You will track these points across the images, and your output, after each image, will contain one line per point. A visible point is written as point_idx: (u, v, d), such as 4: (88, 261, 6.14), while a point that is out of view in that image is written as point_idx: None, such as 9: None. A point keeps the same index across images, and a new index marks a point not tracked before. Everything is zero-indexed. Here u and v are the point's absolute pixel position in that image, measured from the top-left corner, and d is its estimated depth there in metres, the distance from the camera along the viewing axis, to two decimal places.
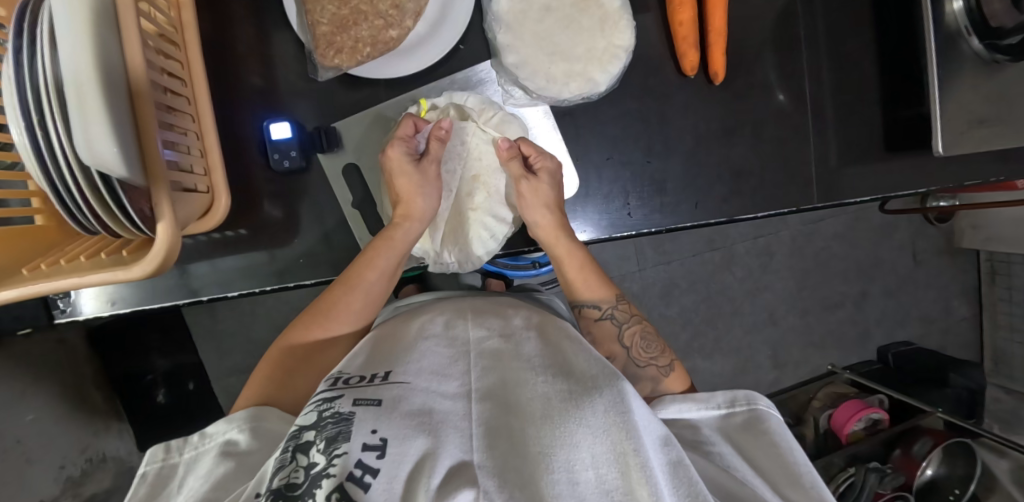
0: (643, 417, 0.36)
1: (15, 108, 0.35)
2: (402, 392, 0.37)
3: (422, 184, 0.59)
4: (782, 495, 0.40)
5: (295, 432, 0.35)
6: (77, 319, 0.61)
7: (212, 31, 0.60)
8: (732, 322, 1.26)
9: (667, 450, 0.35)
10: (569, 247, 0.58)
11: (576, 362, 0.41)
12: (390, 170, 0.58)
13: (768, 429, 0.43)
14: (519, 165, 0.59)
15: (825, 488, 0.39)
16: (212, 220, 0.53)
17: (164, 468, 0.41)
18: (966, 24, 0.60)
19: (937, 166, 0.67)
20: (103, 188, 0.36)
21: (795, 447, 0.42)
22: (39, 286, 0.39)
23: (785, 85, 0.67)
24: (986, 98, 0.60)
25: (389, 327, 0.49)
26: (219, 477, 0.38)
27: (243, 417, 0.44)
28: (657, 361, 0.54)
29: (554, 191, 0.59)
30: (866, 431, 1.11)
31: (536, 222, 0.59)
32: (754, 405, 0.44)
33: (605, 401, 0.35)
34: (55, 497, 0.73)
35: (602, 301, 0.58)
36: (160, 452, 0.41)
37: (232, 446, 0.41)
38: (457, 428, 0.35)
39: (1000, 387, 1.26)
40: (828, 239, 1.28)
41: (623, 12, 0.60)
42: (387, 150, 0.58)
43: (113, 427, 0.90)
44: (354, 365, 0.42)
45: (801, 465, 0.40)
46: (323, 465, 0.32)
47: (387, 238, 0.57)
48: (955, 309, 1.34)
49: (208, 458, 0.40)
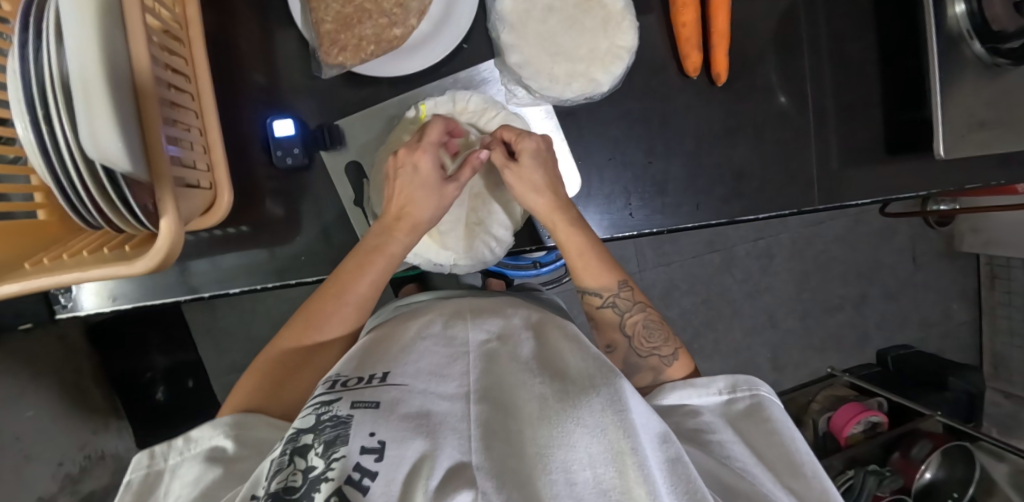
0: (640, 414, 0.36)
1: (21, 104, 0.35)
2: (400, 394, 0.37)
3: (434, 192, 0.57)
4: (787, 485, 0.40)
5: (294, 434, 0.35)
6: (78, 314, 0.61)
7: (216, 29, 0.60)
8: (732, 323, 1.26)
9: (665, 448, 0.35)
10: (569, 230, 0.57)
11: (573, 361, 0.40)
12: (404, 175, 0.56)
13: (769, 417, 0.43)
14: (503, 154, 0.58)
15: (827, 478, 0.40)
16: (215, 216, 0.53)
17: (150, 475, 0.40)
18: (969, 28, 0.60)
19: (937, 169, 0.67)
20: (107, 184, 0.36)
21: (795, 434, 0.43)
22: (40, 280, 0.39)
23: (787, 87, 0.67)
24: (987, 101, 0.60)
25: (387, 328, 0.49)
26: (208, 484, 0.38)
27: (228, 423, 0.43)
28: (660, 350, 0.53)
29: (541, 171, 0.57)
30: (865, 434, 1.11)
31: (532, 207, 0.58)
32: (755, 391, 0.45)
33: (601, 400, 0.35)
34: (53, 493, 0.73)
35: (604, 289, 0.57)
36: (144, 458, 0.41)
37: (218, 452, 0.41)
38: (455, 429, 0.35)
39: (998, 391, 1.27)
40: (828, 242, 1.28)
41: (626, 13, 0.60)
42: (418, 155, 0.56)
43: (111, 425, 0.89)
44: (352, 366, 0.42)
45: (803, 455, 0.41)
46: (322, 469, 0.32)
47: (388, 254, 0.56)
48: (955, 312, 1.34)
49: (194, 465, 0.40)
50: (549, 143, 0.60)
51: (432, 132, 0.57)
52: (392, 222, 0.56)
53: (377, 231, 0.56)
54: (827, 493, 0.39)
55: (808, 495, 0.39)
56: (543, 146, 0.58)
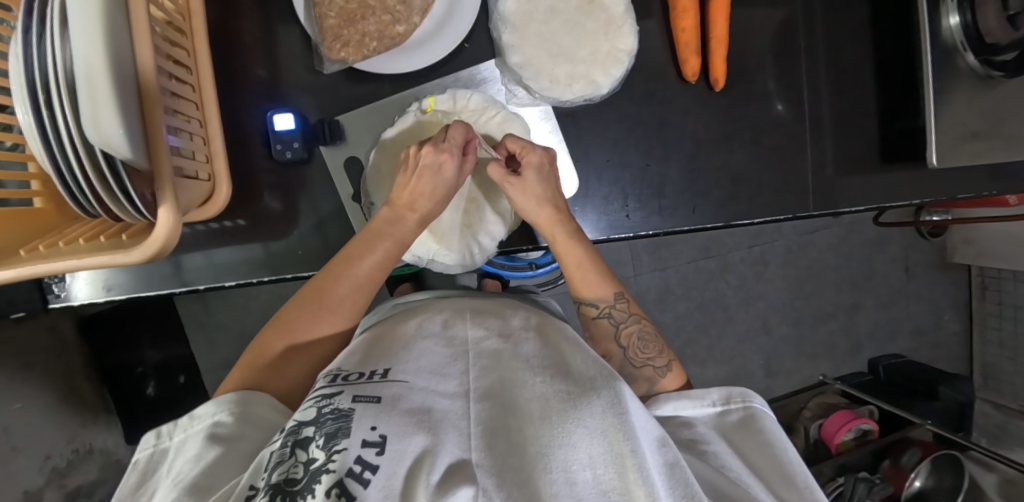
0: (639, 418, 0.36)
1: (22, 87, 0.35)
2: (401, 390, 0.37)
3: (448, 191, 0.59)
4: (777, 494, 0.40)
5: (294, 427, 0.35)
6: (71, 304, 0.61)
7: (219, 24, 0.61)
8: (725, 330, 1.27)
9: (664, 451, 0.35)
10: (568, 241, 0.58)
11: (573, 364, 0.41)
12: (425, 171, 0.56)
13: (762, 428, 0.44)
14: (502, 169, 0.59)
15: (817, 487, 0.41)
16: (212, 208, 0.53)
17: (155, 454, 0.41)
18: (963, 39, 0.61)
19: (930, 178, 0.68)
20: (108, 173, 0.36)
21: (787, 446, 0.43)
22: (36, 267, 0.39)
23: (783, 94, 0.68)
24: (980, 113, 0.61)
25: (388, 325, 0.49)
26: (208, 464, 0.37)
27: (232, 400, 0.43)
28: (654, 361, 0.53)
29: (545, 186, 0.58)
30: (856, 442, 1.12)
31: (534, 220, 0.59)
32: (748, 402, 0.46)
33: (602, 403, 0.35)
34: (41, 486, 0.74)
35: (601, 300, 0.57)
36: (152, 437, 0.42)
37: (217, 428, 0.41)
38: (456, 427, 0.35)
39: (987, 402, 1.28)
40: (822, 250, 1.29)
41: (627, 17, 0.60)
42: (443, 157, 0.56)
43: (100, 420, 0.91)
44: (354, 362, 0.42)
45: (795, 466, 0.41)
46: (323, 460, 0.32)
47: (397, 241, 0.56)
48: (946, 323, 1.35)
49: (197, 440, 0.40)
50: (552, 158, 0.60)
51: (455, 134, 0.58)
52: (405, 211, 0.57)
53: (388, 216, 0.56)
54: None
55: None
56: (547, 160, 0.59)
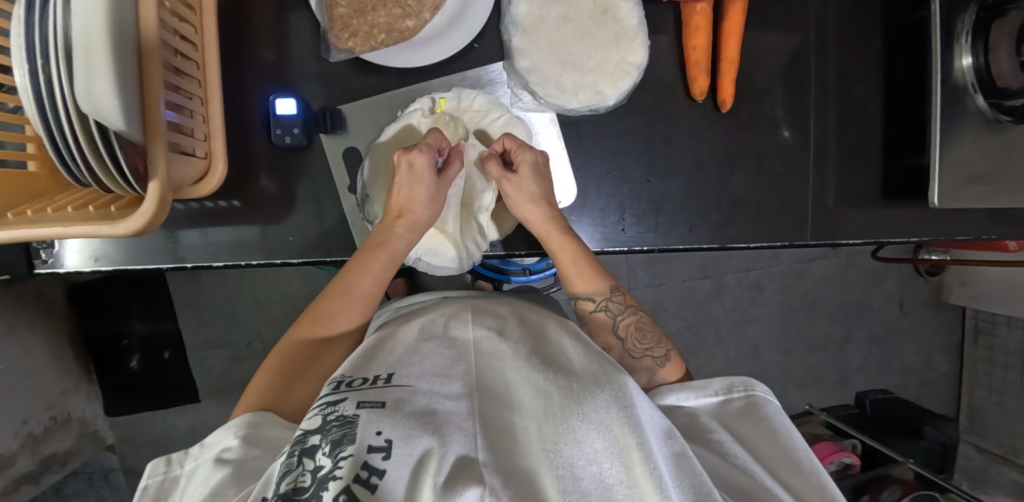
0: (645, 411, 0.35)
1: (21, 52, 0.35)
2: (406, 394, 0.37)
3: (435, 192, 0.58)
4: (783, 481, 0.39)
5: (300, 436, 0.35)
6: (57, 271, 0.61)
7: (231, 4, 0.61)
8: (715, 352, 1.26)
9: (670, 444, 0.35)
10: (561, 238, 0.58)
11: (575, 357, 0.40)
12: (402, 175, 0.57)
13: (766, 415, 0.43)
14: (499, 166, 0.59)
15: (825, 472, 0.40)
16: (207, 186, 0.52)
17: (165, 481, 0.40)
18: (973, 81, 0.61)
19: (930, 216, 0.68)
20: (98, 140, 0.36)
21: (792, 433, 0.43)
22: (22, 231, 0.39)
23: (790, 121, 0.67)
24: (983, 155, 0.61)
25: (390, 327, 0.49)
26: (215, 486, 0.37)
27: (241, 423, 0.42)
28: (653, 352, 0.52)
29: (539, 184, 0.58)
30: (837, 474, 1.10)
31: (527, 217, 0.59)
32: (751, 391, 0.45)
33: (607, 396, 0.34)
34: (13, 451, 0.76)
35: (597, 293, 0.57)
36: (160, 464, 0.41)
37: (226, 453, 0.40)
38: (461, 428, 0.35)
39: (971, 445, 1.27)
40: (818, 280, 1.28)
41: (638, 30, 0.60)
42: (412, 154, 0.56)
43: (81, 388, 0.94)
44: (353, 366, 0.42)
45: (801, 451, 0.41)
46: (329, 468, 0.31)
47: (392, 254, 0.56)
48: (936, 363, 1.35)
49: (205, 469, 0.39)
50: (547, 159, 0.60)
51: (430, 137, 0.59)
52: (392, 220, 0.57)
53: (380, 230, 0.57)
54: (826, 486, 0.39)
55: (809, 494, 0.38)
56: (542, 159, 0.59)
